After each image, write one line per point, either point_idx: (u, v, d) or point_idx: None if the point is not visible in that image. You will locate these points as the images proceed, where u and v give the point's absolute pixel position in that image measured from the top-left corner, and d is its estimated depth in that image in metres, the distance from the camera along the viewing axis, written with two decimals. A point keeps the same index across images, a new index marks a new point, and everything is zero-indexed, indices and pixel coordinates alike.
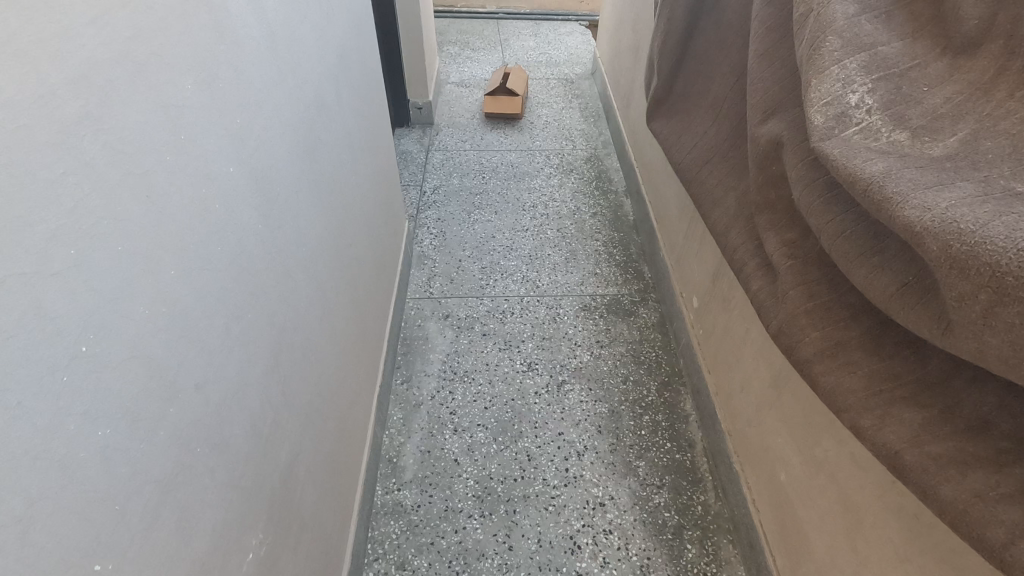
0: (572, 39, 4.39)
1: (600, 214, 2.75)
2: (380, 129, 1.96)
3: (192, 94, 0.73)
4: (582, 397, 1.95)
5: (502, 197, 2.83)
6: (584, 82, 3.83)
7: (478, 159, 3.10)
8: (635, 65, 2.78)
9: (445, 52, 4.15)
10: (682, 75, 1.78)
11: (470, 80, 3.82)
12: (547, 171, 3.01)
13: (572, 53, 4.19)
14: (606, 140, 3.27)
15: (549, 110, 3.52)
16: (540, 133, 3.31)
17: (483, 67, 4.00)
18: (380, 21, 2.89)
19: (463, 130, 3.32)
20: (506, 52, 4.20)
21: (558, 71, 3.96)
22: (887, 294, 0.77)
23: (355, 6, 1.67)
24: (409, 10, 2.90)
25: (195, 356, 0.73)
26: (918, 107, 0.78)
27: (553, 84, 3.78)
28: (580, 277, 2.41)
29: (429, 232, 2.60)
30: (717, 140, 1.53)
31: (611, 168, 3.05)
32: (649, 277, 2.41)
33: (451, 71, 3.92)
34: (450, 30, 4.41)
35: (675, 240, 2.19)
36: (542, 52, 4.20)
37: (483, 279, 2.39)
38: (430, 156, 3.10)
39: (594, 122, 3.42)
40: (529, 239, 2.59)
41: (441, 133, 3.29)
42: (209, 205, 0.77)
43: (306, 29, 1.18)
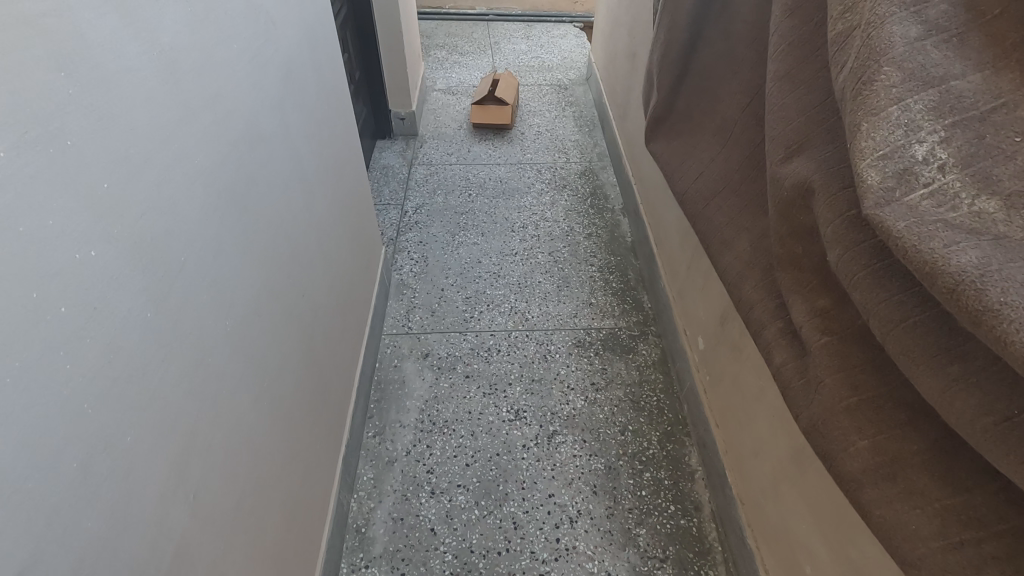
0: (566, 41, 4.17)
1: (595, 234, 2.54)
2: (347, 151, 1.74)
3: (9, 164, 0.51)
4: (575, 451, 1.75)
5: (489, 217, 2.62)
6: (579, 87, 3.62)
7: (464, 173, 2.88)
8: (632, 74, 2.56)
9: (432, 57, 3.94)
10: (686, 91, 1.57)
11: (457, 86, 3.61)
12: (539, 187, 2.81)
13: (567, 56, 3.98)
14: (602, 151, 3.06)
15: (541, 118, 3.31)
16: (531, 145, 3.10)
17: (471, 72, 3.78)
18: (354, 24, 2.66)
19: (449, 141, 3.10)
20: (495, 56, 3.98)
21: (551, 75, 3.74)
22: (981, 429, 0.60)
23: (313, 15, 1.46)
24: (388, 15, 2.69)
25: (20, 532, 0.52)
26: (1011, 164, 0.58)
27: (545, 90, 3.56)
28: (573, 309, 2.20)
29: (409, 257, 2.39)
30: (727, 169, 1.33)
31: (607, 184, 2.84)
32: (649, 307, 2.21)
33: (437, 76, 3.70)
34: (437, 33, 4.19)
35: (676, 269, 1.98)
36: (535, 56, 3.98)
37: (467, 311, 2.18)
38: (413, 170, 2.88)
39: (589, 132, 3.21)
40: (518, 264, 2.38)
41: (425, 145, 3.07)
42: (47, 312, 0.55)
43: (235, 50, 0.97)
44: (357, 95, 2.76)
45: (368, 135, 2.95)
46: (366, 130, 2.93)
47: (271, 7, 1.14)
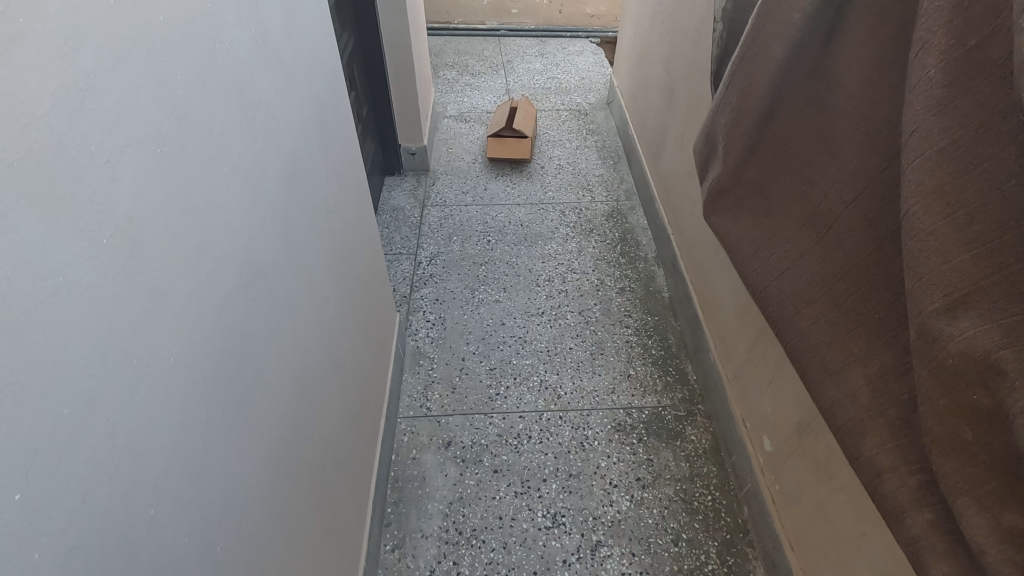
0: (583, 59, 3.93)
1: (628, 289, 2.31)
2: (360, 225, 1.50)
3: None
4: (624, 569, 1.52)
5: (511, 268, 2.39)
6: (599, 113, 3.38)
7: (481, 216, 2.65)
8: (668, 111, 2.32)
9: (441, 78, 3.69)
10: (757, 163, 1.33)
11: (469, 112, 3.37)
12: (563, 232, 2.57)
13: (585, 77, 3.74)
14: (629, 188, 2.82)
15: (562, 150, 3.08)
16: (552, 181, 2.86)
17: (484, 95, 3.54)
18: (360, 57, 2.42)
19: (463, 178, 2.88)
20: (508, 76, 3.74)
21: (569, 99, 3.50)
22: None
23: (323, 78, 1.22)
24: (398, 45, 2.44)
25: None
26: None
27: (564, 117, 3.32)
28: (610, 382, 1.97)
29: (425, 319, 2.17)
30: (825, 275, 1.10)
31: (637, 227, 2.61)
32: (695, 379, 1.98)
33: (448, 101, 3.46)
34: (446, 50, 3.95)
35: (731, 347, 1.76)
36: (551, 76, 3.74)
37: (492, 387, 1.95)
38: (425, 213, 2.65)
39: (614, 166, 2.97)
40: (546, 327, 2.15)
41: (438, 182, 2.84)
42: None
43: (228, 174, 0.74)
44: (364, 131, 2.53)
45: (376, 173, 2.72)
46: (374, 167, 2.70)
47: (273, 96, 0.90)
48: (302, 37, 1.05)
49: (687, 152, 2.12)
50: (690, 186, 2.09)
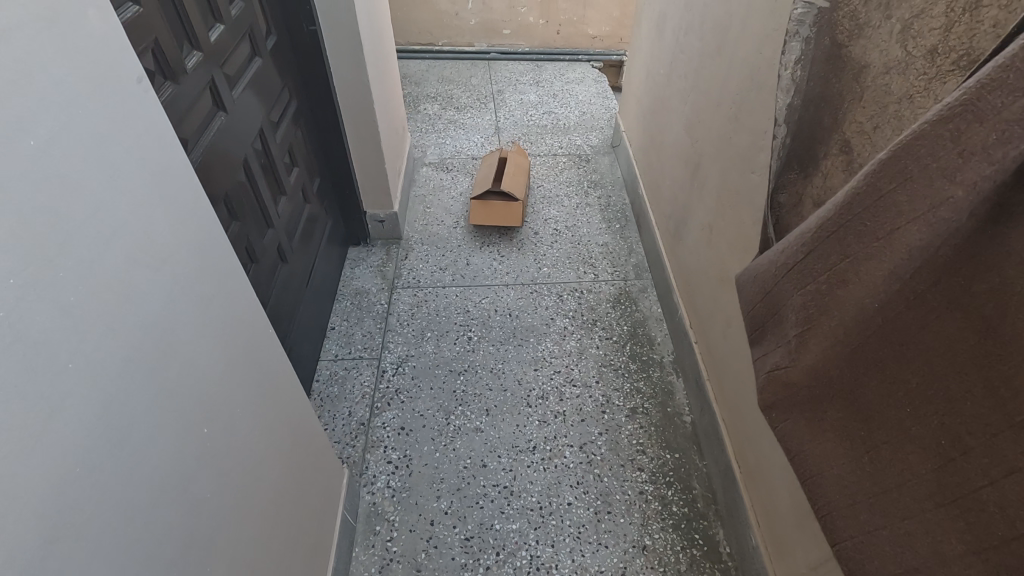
0: (584, 88, 3.46)
1: (641, 411, 1.86)
2: (276, 419, 1.06)
3: None
4: None
5: (496, 380, 1.94)
6: (603, 159, 2.92)
7: (461, 302, 2.20)
8: (692, 190, 1.86)
9: (421, 113, 3.23)
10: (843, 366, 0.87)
11: (453, 157, 2.91)
12: (560, 325, 2.12)
13: (586, 112, 3.28)
14: (639, 262, 2.37)
15: (559, 209, 2.62)
16: (548, 252, 2.41)
17: (470, 134, 3.08)
18: (309, 116, 1.95)
19: (442, 248, 2.42)
20: (499, 110, 3.27)
21: (569, 140, 3.04)
22: None
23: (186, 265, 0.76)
24: (357, 102, 1.98)
25: None
26: None
27: (562, 165, 2.86)
28: (620, 560, 1.53)
29: (386, 459, 1.72)
30: None
31: (650, 317, 2.16)
32: (729, 554, 1.54)
33: (428, 143, 3.00)
34: (428, 78, 3.49)
35: (783, 542, 1.32)
36: (547, 110, 3.27)
37: (468, 569, 1.50)
38: (394, 300, 2.20)
39: (621, 231, 2.51)
40: (538, 471, 1.70)
41: (411, 255, 2.39)
42: None
43: None
44: (317, 204, 2.08)
45: (336, 245, 2.28)
46: (333, 239, 2.26)
47: None
48: (107, 241, 0.60)
49: (718, 253, 1.67)
50: (721, 299, 1.64)
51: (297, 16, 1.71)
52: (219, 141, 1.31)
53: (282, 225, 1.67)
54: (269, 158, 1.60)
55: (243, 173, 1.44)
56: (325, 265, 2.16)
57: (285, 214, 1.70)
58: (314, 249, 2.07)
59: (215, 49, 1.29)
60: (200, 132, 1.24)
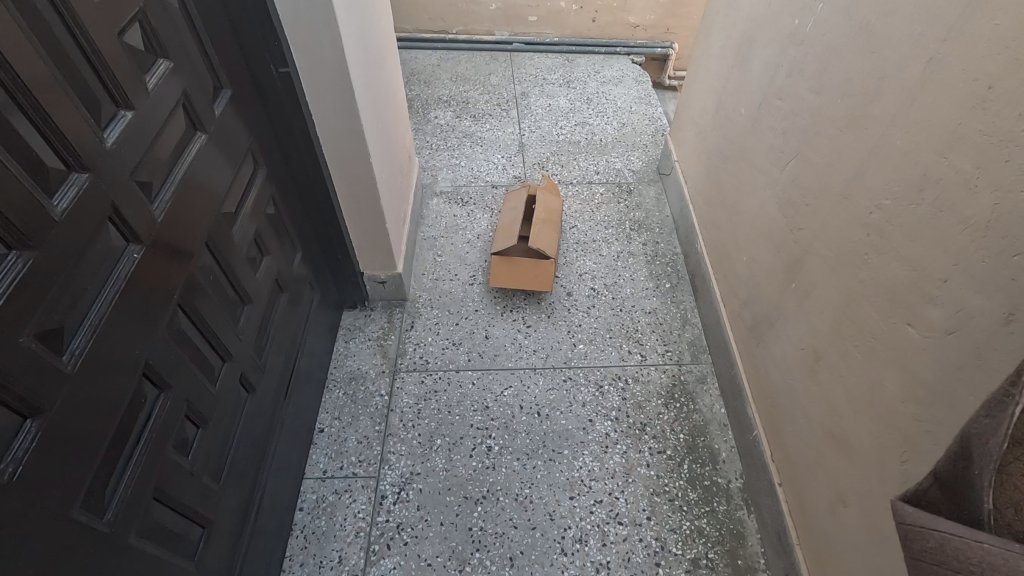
0: (623, 91, 2.94)
1: (706, 565, 1.48)
2: None
3: None
4: None
5: (523, 514, 1.55)
6: (648, 191, 2.45)
7: (479, 395, 1.79)
8: (787, 291, 1.41)
9: (431, 123, 2.74)
10: None
11: (468, 184, 2.45)
12: (601, 432, 1.72)
13: (626, 123, 2.77)
14: (696, 340, 1.94)
15: (596, 260, 2.18)
16: (584, 323, 1.99)
17: (489, 152, 2.61)
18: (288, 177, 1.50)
19: (456, 314, 2.00)
20: (523, 118, 2.77)
21: (606, 163, 2.56)
22: None
23: None
24: (351, 156, 1.52)
25: None
26: None
27: (599, 199, 2.40)
28: None
29: None
30: None
31: (712, 422, 1.75)
32: None
33: (439, 164, 2.53)
34: (440, 75, 2.98)
35: None
36: (581, 120, 2.77)
37: None
38: (397, 390, 1.80)
39: (673, 294, 2.08)
40: None
41: (419, 323, 1.97)
42: None
43: None
44: (301, 279, 1.65)
45: (327, 315, 1.86)
46: (324, 308, 1.84)
47: None
48: None
49: (827, 395, 1.24)
50: (828, 460, 1.23)
51: (262, 56, 1.23)
52: (137, 290, 0.87)
53: (247, 344, 1.25)
54: (226, 263, 1.17)
55: (186, 308, 1.02)
56: (314, 347, 1.76)
57: (251, 326, 1.28)
58: (298, 334, 1.66)
59: (121, 155, 0.84)
60: (99, 288, 0.80)
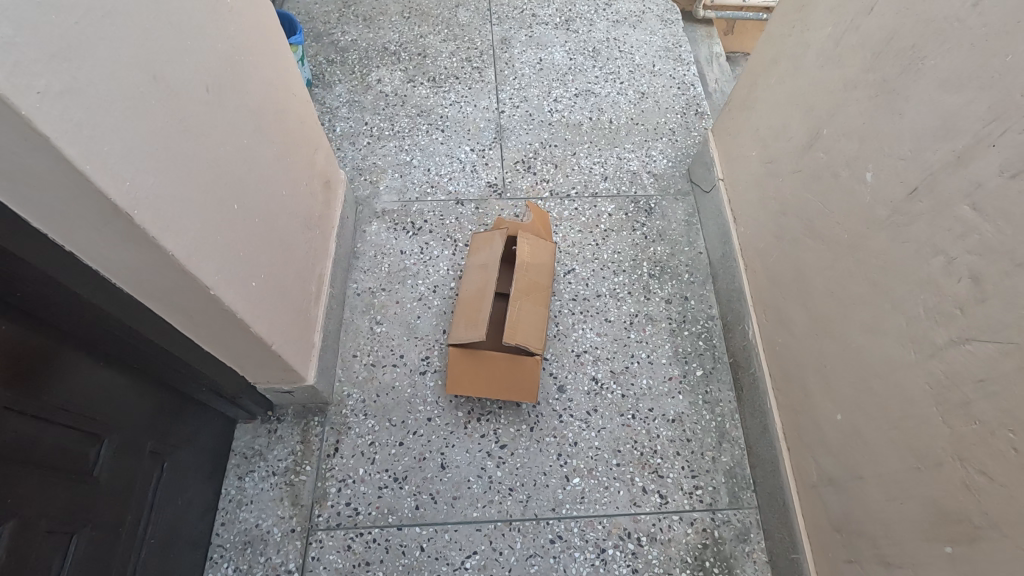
0: (644, 38, 2.10)
1: None
2: None
3: None
4: None
5: None
6: (674, 209, 1.75)
7: (430, 570, 1.26)
8: (930, 545, 0.84)
9: (372, 89, 1.93)
10: None
11: (422, 198, 1.73)
12: None
13: (646, 93, 1.98)
14: (734, 469, 1.39)
15: (600, 330, 1.55)
16: (581, 440, 1.41)
17: (453, 140, 1.84)
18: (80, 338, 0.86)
19: (400, 426, 1.41)
20: (502, 82, 1.97)
21: (617, 162, 1.83)
22: None
23: None
24: (169, 291, 0.83)
25: None
26: None
27: (606, 225, 1.71)
28: None
29: None
30: None
31: None
32: None
33: (381, 163, 1.79)
34: (387, 10, 2.11)
35: None
36: (583, 86, 1.98)
37: None
38: (311, 563, 1.25)
39: (706, 389, 1.49)
40: None
41: (346, 444, 1.38)
42: None
43: None
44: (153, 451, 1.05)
45: (208, 452, 1.27)
46: (201, 448, 1.24)
47: None
48: None
49: None
50: None
51: None
52: None
53: None
54: None
55: None
56: (186, 519, 1.18)
57: None
58: (159, 526, 1.09)
59: None
60: None
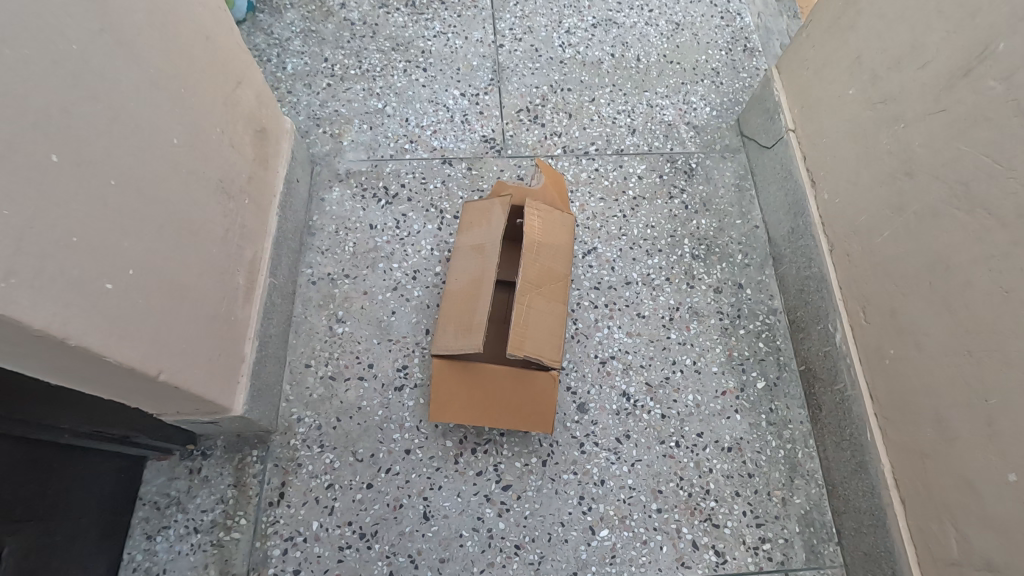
0: None
1: None
2: None
3: None
4: None
5: None
6: (721, 170, 1.37)
7: None
8: None
9: (334, 16, 1.51)
10: None
11: (398, 156, 1.34)
12: None
13: (681, 23, 1.57)
14: (809, 514, 1.06)
15: (631, 330, 1.19)
16: (609, 478, 1.07)
17: (438, 81, 1.44)
18: None
19: (368, 463, 1.05)
20: (500, 8, 1.55)
21: (647, 111, 1.44)
22: None
23: None
24: None
25: None
26: None
27: (635, 191, 1.33)
28: None
29: None
30: None
31: None
32: None
33: (345, 111, 1.39)
34: None
35: None
36: (603, 14, 1.56)
37: None
38: None
39: (769, 406, 1.14)
40: None
41: (296, 488, 1.03)
42: None
43: None
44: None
45: (96, 507, 0.91)
46: (83, 505, 0.88)
47: None
48: None
49: None
50: None
51: None
52: None
53: None
54: None
55: None
56: None
57: None
58: None
59: None
60: None
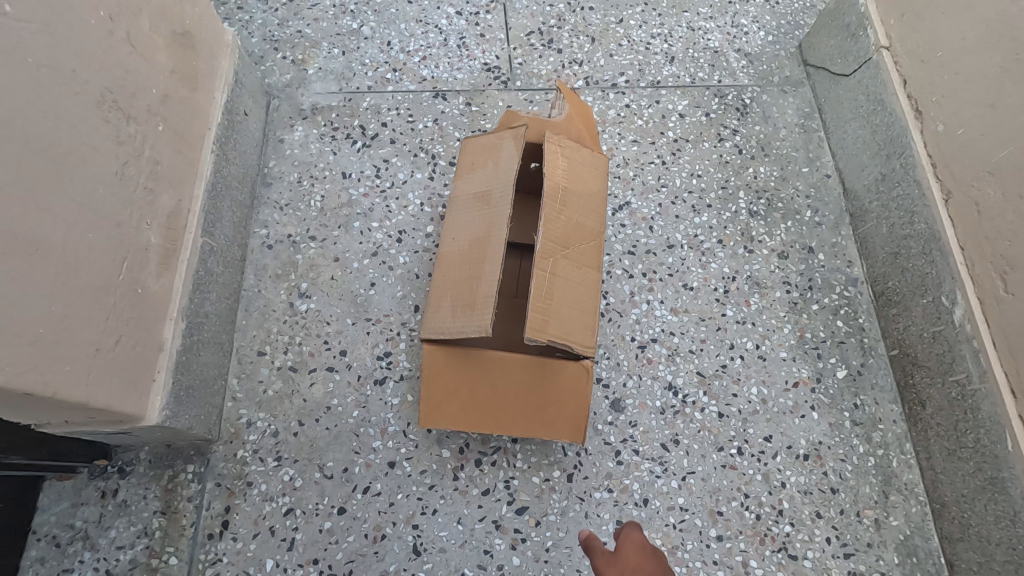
0: None
1: None
2: None
3: None
4: None
5: None
6: (781, 107, 1.10)
7: None
8: None
9: None
10: None
11: (378, 89, 1.06)
12: None
13: None
14: (911, 541, 0.82)
15: (676, 305, 0.94)
16: (654, 496, 0.82)
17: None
18: None
19: (338, 481, 0.80)
20: None
21: (688, 35, 1.16)
22: None
23: None
24: None
25: None
26: None
27: (676, 133, 1.06)
28: None
29: None
30: None
31: None
32: None
33: (310, 34, 1.10)
34: None
35: None
36: None
37: None
38: None
39: (854, 401, 0.89)
40: None
41: (243, 515, 0.78)
42: None
43: None
44: None
45: None
46: None
47: None
48: None
49: None
50: None
51: None
52: None
53: None
54: None
55: None
56: None
57: None
58: None
59: None
60: None
